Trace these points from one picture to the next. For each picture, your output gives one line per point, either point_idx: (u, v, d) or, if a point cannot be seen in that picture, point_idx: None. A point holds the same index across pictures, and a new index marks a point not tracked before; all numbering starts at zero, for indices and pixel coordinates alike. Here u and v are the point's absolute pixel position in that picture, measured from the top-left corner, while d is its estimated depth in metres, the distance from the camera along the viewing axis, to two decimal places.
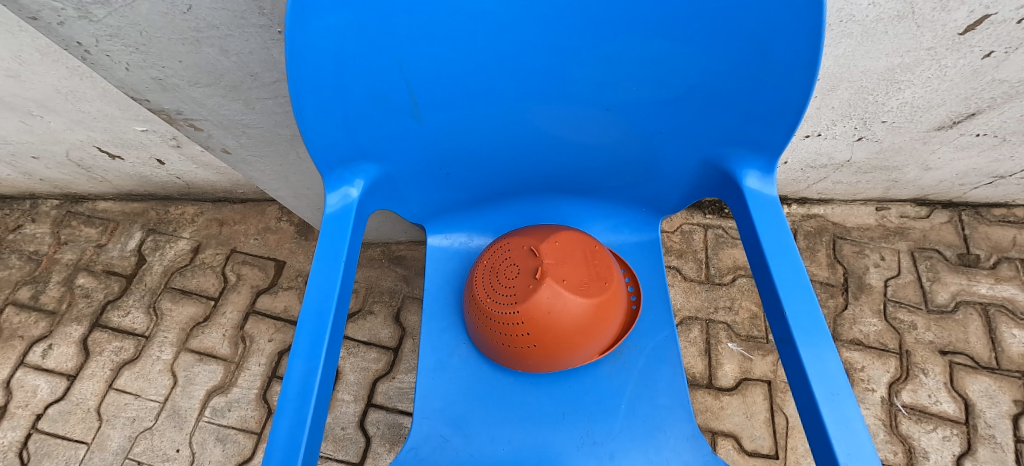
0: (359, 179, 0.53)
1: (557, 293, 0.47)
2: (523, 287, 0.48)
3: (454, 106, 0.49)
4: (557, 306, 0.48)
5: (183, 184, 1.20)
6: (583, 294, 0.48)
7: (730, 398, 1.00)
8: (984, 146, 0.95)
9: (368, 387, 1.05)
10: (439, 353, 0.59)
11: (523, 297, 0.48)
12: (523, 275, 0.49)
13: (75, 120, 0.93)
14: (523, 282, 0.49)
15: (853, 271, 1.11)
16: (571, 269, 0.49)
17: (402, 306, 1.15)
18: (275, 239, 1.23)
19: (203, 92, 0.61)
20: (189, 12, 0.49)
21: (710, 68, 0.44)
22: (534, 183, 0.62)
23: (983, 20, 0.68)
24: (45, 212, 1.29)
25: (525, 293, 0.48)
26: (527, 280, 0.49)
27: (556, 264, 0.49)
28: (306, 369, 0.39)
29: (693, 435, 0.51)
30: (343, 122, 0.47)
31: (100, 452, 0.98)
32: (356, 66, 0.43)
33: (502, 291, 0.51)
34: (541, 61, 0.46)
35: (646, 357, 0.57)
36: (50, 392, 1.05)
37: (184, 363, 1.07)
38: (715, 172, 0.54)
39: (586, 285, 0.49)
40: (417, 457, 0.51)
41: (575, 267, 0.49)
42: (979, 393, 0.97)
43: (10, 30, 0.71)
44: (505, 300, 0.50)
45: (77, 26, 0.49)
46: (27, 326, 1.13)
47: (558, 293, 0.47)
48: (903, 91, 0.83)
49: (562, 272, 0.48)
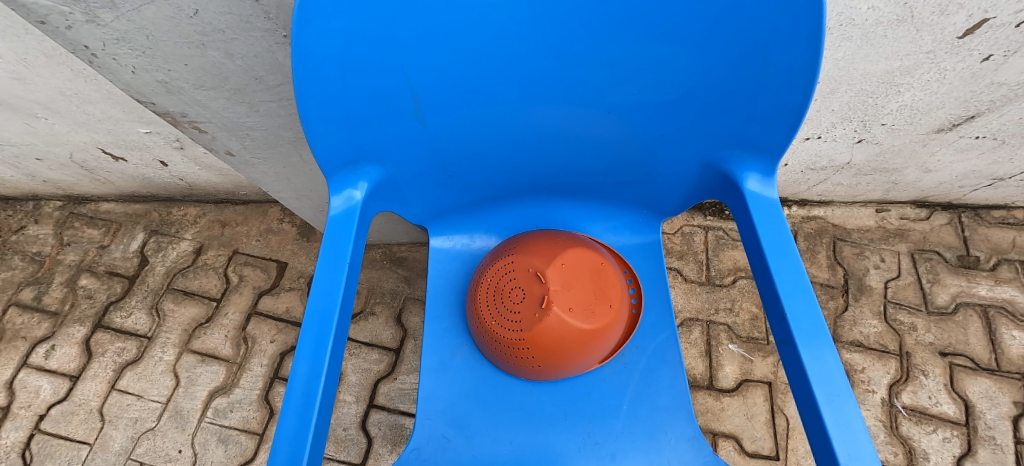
0: (362, 181, 0.53)
1: (563, 321, 0.49)
2: (529, 315, 0.49)
3: (457, 108, 0.50)
4: (563, 333, 0.49)
5: (186, 185, 1.20)
6: (588, 320, 0.50)
7: (730, 399, 1.00)
8: (983, 148, 0.96)
9: (370, 388, 1.06)
10: (441, 354, 0.59)
11: (529, 325, 0.49)
12: (529, 302, 0.50)
13: (79, 122, 0.94)
14: (529, 309, 0.49)
15: (853, 273, 1.11)
16: (577, 294, 0.50)
17: (404, 307, 1.15)
18: (277, 240, 1.23)
19: (208, 95, 0.62)
20: (195, 17, 0.49)
21: (710, 71, 0.44)
22: (535, 185, 0.63)
23: (983, 24, 0.69)
24: (48, 213, 1.29)
25: (531, 322, 0.49)
26: (533, 308, 0.49)
27: (562, 290, 0.49)
28: (310, 370, 0.40)
29: (694, 436, 0.52)
30: (346, 124, 0.47)
31: (103, 453, 0.99)
32: (361, 69, 0.43)
33: (508, 316, 0.51)
34: (543, 63, 0.46)
35: (647, 358, 0.57)
36: (53, 392, 1.06)
37: (186, 364, 1.08)
38: (715, 174, 0.54)
39: (591, 310, 0.50)
40: (420, 458, 0.52)
41: (582, 292, 0.50)
42: (979, 395, 0.97)
43: (15, 33, 0.72)
44: (511, 325, 0.51)
45: (85, 29, 0.50)
46: (30, 327, 1.14)
47: (564, 321, 0.49)
48: (902, 94, 0.83)
49: (568, 299, 0.49)
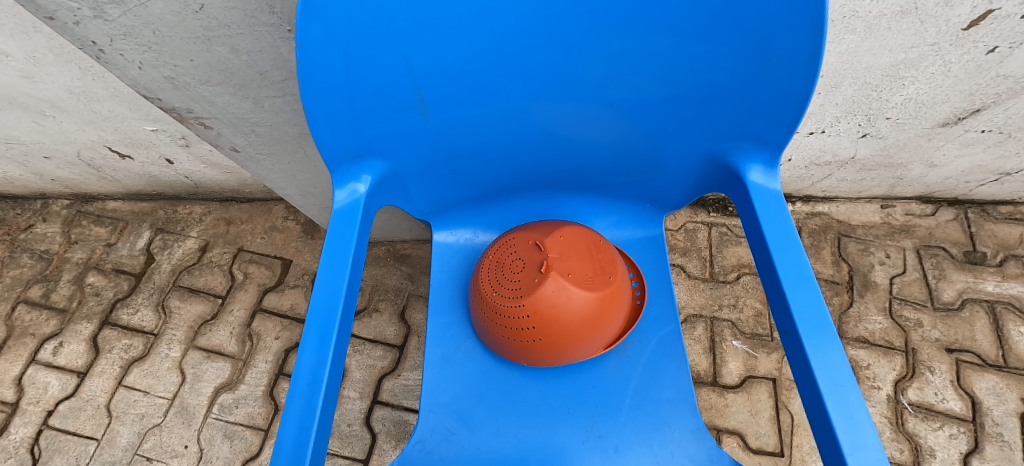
0: (366, 175, 0.53)
1: (562, 286, 0.48)
2: (527, 281, 0.49)
3: (461, 103, 0.50)
4: (562, 300, 0.49)
5: (192, 183, 1.21)
6: (588, 288, 0.49)
7: (734, 396, 1.00)
8: (989, 142, 0.95)
9: (374, 384, 1.06)
10: (444, 348, 0.60)
11: (528, 290, 0.49)
12: (528, 269, 0.50)
13: (87, 120, 0.95)
14: (528, 276, 0.49)
15: (858, 269, 1.11)
16: (576, 263, 0.50)
17: (407, 304, 1.16)
18: (281, 238, 1.24)
19: (214, 91, 0.62)
20: (200, 11, 0.50)
21: (713, 63, 0.44)
22: (538, 179, 0.63)
23: (987, 15, 0.68)
24: (56, 212, 1.31)
25: (530, 287, 0.49)
26: (532, 274, 0.49)
27: (560, 257, 0.50)
28: (316, 361, 0.40)
29: (697, 429, 0.52)
30: (352, 117, 0.47)
31: (110, 448, 1.00)
32: (366, 63, 0.43)
33: (508, 286, 0.51)
34: (546, 57, 0.46)
35: (650, 351, 0.57)
36: (61, 388, 1.07)
37: (192, 361, 1.09)
38: (718, 168, 0.54)
39: (591, 279, 0.50)
40: (424, 450, 0.52)
41: (581, 261, 0.50)
42: (987, 391, 0.96)
43: (25, 31, 0.73)
44: (511, 294, 0.51)
45: (92, 25, 0.50)
46: (39, 324, 1.15)
47: (563, 286, 0.48)
48: (906, 87, 0.82)
49: (567, 265, 0.49)
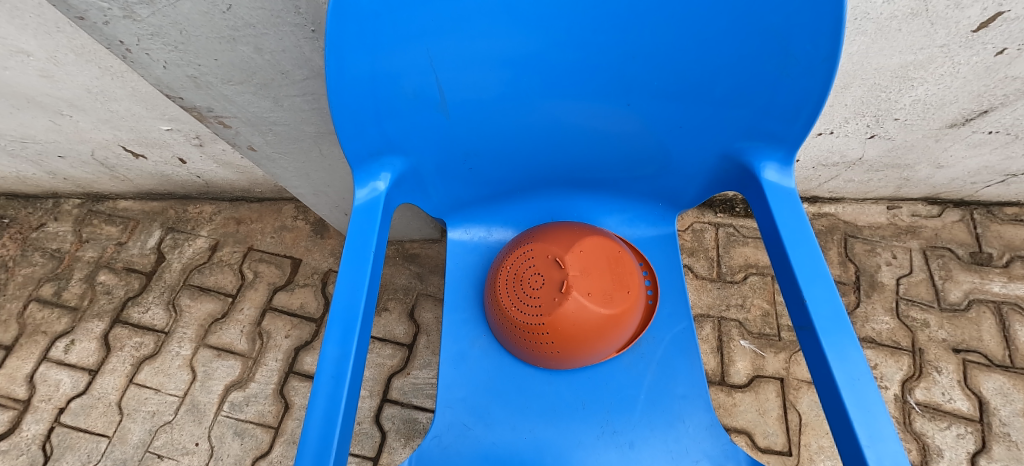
0: (386, 172, 0.54)
1: (581, 305, 0.49)
2: (549, 300, 0.50)
3: (481, 100, 0.51)
4: (580, 318, 0.50)
5: (203, 183, 1.22)
6: (606, 305, 0.50)
7: (742, 395, 1.00)
8: (996, 143, 0.96)
9: (383, 382, 1.06)
10: (460, 344, 0.60)
11: (549, 309, 0.50)
12: (548, 287, 0.51)
13: (103, 119, 0.96)
14: (549, 294, 0.50)
15: (864, 269, 1.11)
16: (595, 280, 0.50)
17: (416, 303, 1.17)
18: (291, 237, 1.24)
19: (235, 90, 0.63)
20: (228, 12, 0.51)
21: (729, 65, 0.45)
22: (553, 177, 0.64)
23: (997, 17, 0.69)
24: (67, 211, 1.32)
25: (551, 306, 0.50)
26: (553, 292, 0.50)
27: (580, 275, 0.50)
28: (339, 354, 0.41)
29: (711, 425, 0.52)
30: (375, 113, 0.48)
31: (122, 445, 1.00)
32: (390, 60, 0.44)
33: (526, 302, 0.52)
34: (565, 57, 0.48)
35: (664, 348, 0.58)
36: (72, 386, 1.07)
37: (203, 359, 1.09)
38: (733, 166, 0.55)
39: (610, 295, 0.51)
40: (441, 445, 0.53)
41: (600, 278, 0.51)
42: (994, 391, 0.96)
43: (48, 31, 0.74)
44: (531, 310, 0.52)
45: (121, 25, 0.51)
46: (50, 322, 1.16)
47: (582, 305, 0.49)
48: (915, 88, 0.83)
49: (586, 283, 0.50)
